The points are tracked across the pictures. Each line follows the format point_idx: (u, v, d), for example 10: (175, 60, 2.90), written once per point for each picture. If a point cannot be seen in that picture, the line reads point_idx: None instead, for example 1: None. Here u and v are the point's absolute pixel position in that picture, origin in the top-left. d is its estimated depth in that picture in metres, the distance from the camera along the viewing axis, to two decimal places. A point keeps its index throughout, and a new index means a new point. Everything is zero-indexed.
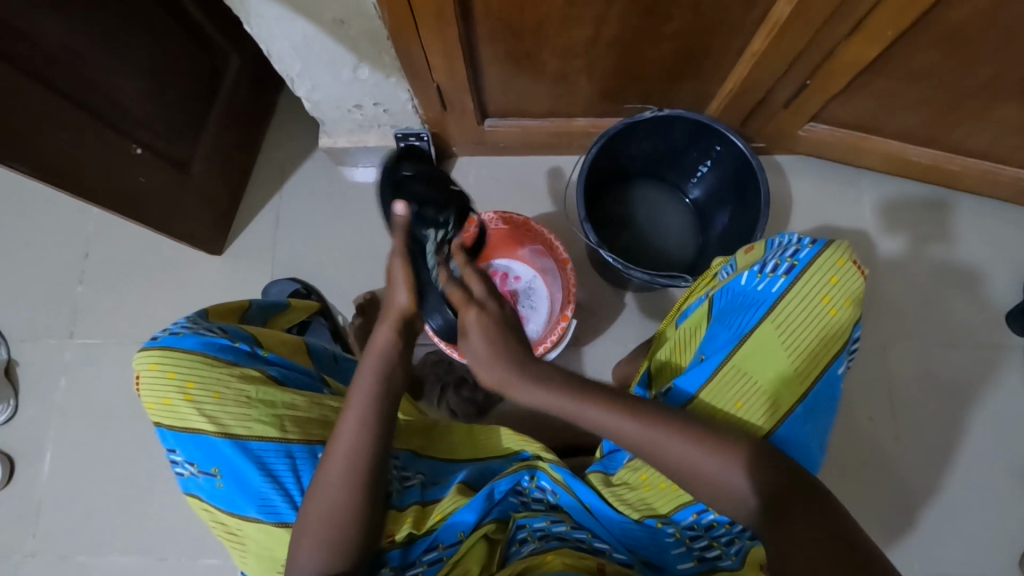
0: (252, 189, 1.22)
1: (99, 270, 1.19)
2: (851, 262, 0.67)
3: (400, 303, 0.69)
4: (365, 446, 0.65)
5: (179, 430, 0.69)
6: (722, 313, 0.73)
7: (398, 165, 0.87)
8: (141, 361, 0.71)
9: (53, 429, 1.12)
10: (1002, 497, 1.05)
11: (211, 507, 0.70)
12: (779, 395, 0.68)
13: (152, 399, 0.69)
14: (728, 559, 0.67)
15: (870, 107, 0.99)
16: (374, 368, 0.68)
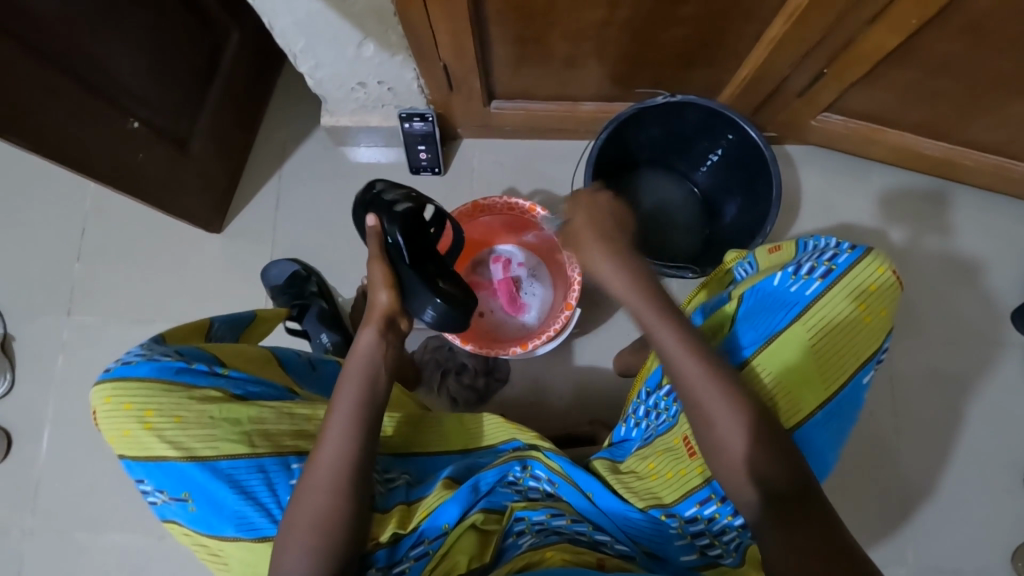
0: (252, 167, 1.20)
1: (97, 247, 1.18)
2: (890, 272, 0.71)
3: (382, 302, 0.78)
4: (352, 451, 0.66)
5: (144, 459, 0.68)
6: (747, 313, 0.72)
7: (372, 186, 0.88)
8: (97, 395, 0.70)
9: (51, 406, 1.11)
10: (1000, 497, 1.05)
11: (191, 531, 0.69)
12: (802, 399, 0.68)
13: (113, 433, 0.69)
14: (729, 557, 0.69)
15: (887, 98, 0.96)
16: (359, 370, 0.72)
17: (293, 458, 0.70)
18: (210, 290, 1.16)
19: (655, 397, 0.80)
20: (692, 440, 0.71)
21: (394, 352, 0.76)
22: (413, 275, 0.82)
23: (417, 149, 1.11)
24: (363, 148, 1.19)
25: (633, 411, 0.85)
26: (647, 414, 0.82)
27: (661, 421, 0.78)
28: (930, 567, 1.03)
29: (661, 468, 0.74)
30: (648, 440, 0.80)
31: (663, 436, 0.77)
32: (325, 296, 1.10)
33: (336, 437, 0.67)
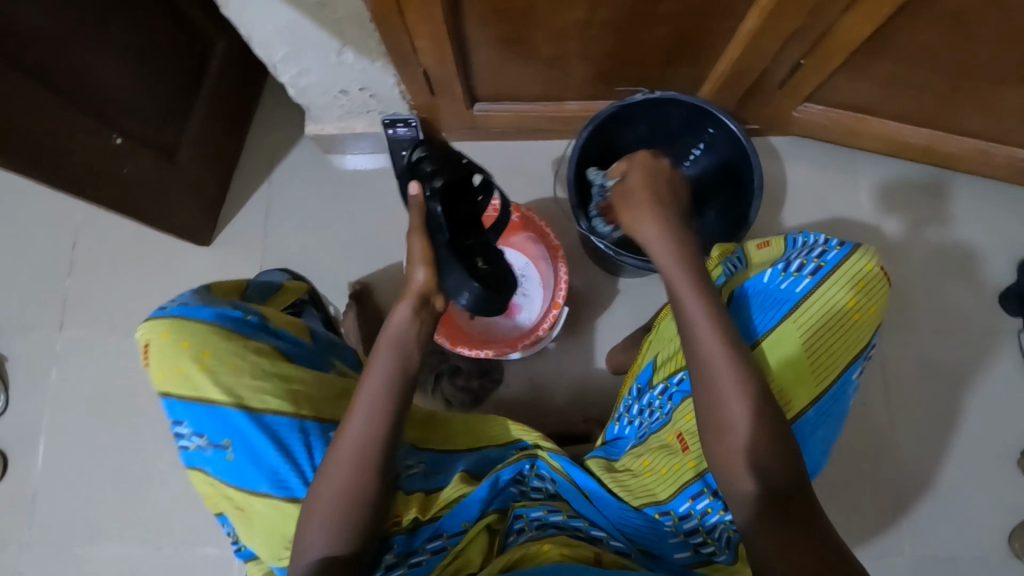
0: (240, 177, 1.20)
1: (87, 262, 1.18)
2: (878, 269, 0.72)
3: (419, 280, 0.73)
4: (377, 427, 0.66)
5: (192, 398, 0.72)
6: (740, 310, 0.74)
7: (415, 154, 0.82)
8: (153, 331, 0.74)
9: (46, 421, 1.11)
10: (995, 480, 1.06)
11: (218, 481, 0.72)
12: (793, 395, 0.70)
13: (164, 369, 0.73)
14: (723, 554, 0.67)
15: (867, 87, 0.97)
16: (390, 343, 0.70)
17: (330, 426, 0.75)
18: None
19: (649, 396, 0.80)
20: (687, 436, 0.71)
21: (427, 331, 0.73)
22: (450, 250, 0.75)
23: (403, 155, 1.12)
24: (350, 155, 1.20)
25: (625, 409, 0.85)
26: (641, 411, 0.81)
27: (653, 418, 0.78)
28: (927, 551, 1.03)
29: (655, 464, 0.74)
30: (642, 438, 0.79)
31: (657, 433, 0.77)
32: (315, 302, 1.06)
33: (359, 413, 0.66)
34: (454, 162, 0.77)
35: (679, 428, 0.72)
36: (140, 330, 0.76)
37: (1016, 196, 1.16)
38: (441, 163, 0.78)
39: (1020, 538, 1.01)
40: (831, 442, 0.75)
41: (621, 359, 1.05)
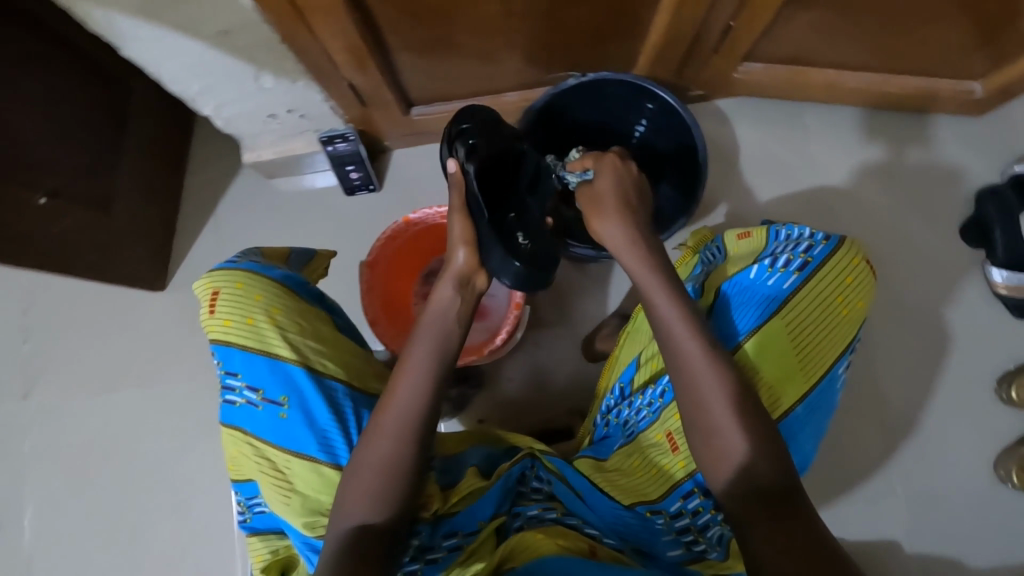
0: (185, 216, 1.17)
1: (43, 324, 1.15)
2: (864, 264, 0.73)
3: (458, 261, 0.74)
4: (422, 399, 0.66)
5: (255, 351, 0.72)
6: (726, 306, 0.73)
7: (455, 121, 0.79)
8: (225, 279, 0.75)
9: (27, 491, 1.09)
10: (976, 410, 1.07)
11: (261, 442, 0.72)
12: (783, 392, 0.70)
13: (233, 316, 0.73)
14: (714, 551, 0.67)
15: (801, 39, 0.95)
16: (433, 323, 0.71)
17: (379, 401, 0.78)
18: (165, 346, 1.13)
19: (635, 397, 0.75)
20: (677, 437, 0.68)
21: (468, 310, 0.73)
22: (491, 233, 0.73)
23: (347, 170, 1.09)
24: (294, 177, 1.16)
25: (609, 408, 0.80)
26: (625, 411, 0.77)
27: (639, 417, 0.74)
28: (919, 488, 1.04)
29: (646, 463, 0.71)
30: (630, 437, 0.75)
31: (644, 432, 0.73)
32: None
33: (405, 385, 0.67)
34: (494, 134, 0.78)
35: (668, 427, 0.69)
36: (206, 278, 0.76)
37: (966, 126, 1.15)
38: (481, 133, 0.77)
39: (1004, 464, 1.03)
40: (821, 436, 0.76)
41: (595, 346, 1.04)
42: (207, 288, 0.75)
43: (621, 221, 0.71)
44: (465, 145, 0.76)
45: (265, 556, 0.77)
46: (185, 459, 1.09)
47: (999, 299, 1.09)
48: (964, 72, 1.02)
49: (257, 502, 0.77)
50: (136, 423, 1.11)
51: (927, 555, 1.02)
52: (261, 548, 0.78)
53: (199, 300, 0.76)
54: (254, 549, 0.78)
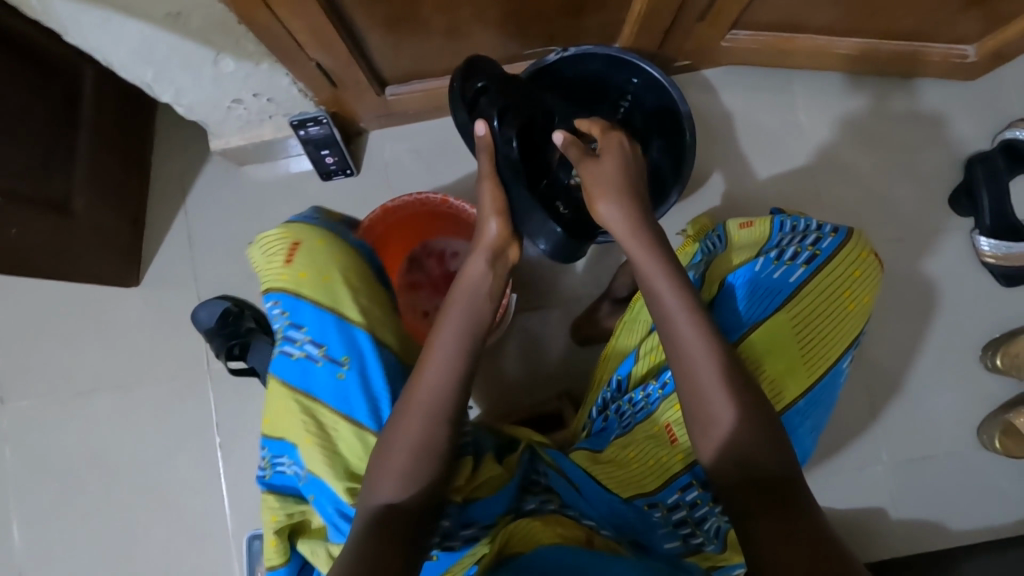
0: (153, 209, 1.12)
1: (12, 329, 1.11)
2: (869, 261, 0.75)
3: (491, 232, 0.72)
4: (453, 377, 0.64)
5: (324, 306, 0.73)
6: (729, 298, 0.72)
7: (469, 78, 0.79)
8: (309, 235, 0.78)
9: (13, 498, 1.07)
10: (961, 377, 1.08)
11: (314, 399, 0.70)
12: (787, 385, 0.70)
13: (310, 270, 0.75)
14: (711, 543, 0.68)
15: (790, 4, 0.91)
16: (466, 298, 0.68)
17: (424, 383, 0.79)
18: (143, 347, 1.10)
19: (631, 393, 0.75)
20: (676, 428, 0.69)
21: (499, 283, 0.71)
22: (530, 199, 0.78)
23: (322, 155, 1.05)
24: (267, 163, 1.11)
25: (604, 402, 0.80)
26: (621, 403, 0.77)
27: (636, 409, 0.74)
28: (906, 457, 1.06)
29: (643, 455, 0.70)
30: (626, 429, 0.74)
31: (641, 424, 0.73)
32: (264, 329, 1.06)
33: (433, 367, 0.64)
34: (514, 94, 0.78)
35: (666, 419, 0.70)
36: (287, 230, 0.79)
37: (955, 90, 1.12)
38: (503, 98, 0.77)
39: (988, 431, 1.04)
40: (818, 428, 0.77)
41: (583, 329, 1.02)
42: (286, 239, 0.77)
43: (629, 197, 0.69)
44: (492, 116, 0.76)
45: (282, 516, 0.70)
46: (173, 460, 1.07)
47: (986, 267, 1.09)
48: (954, 34, 0.98)
49: (283, 461, 0.72)
50: (119, 424, 1.09)
51: (913, 521, 1.05)
52: (277, 507, 0.71)
53: (275, 250, 0.78)
54: (267, 508, 0.71)
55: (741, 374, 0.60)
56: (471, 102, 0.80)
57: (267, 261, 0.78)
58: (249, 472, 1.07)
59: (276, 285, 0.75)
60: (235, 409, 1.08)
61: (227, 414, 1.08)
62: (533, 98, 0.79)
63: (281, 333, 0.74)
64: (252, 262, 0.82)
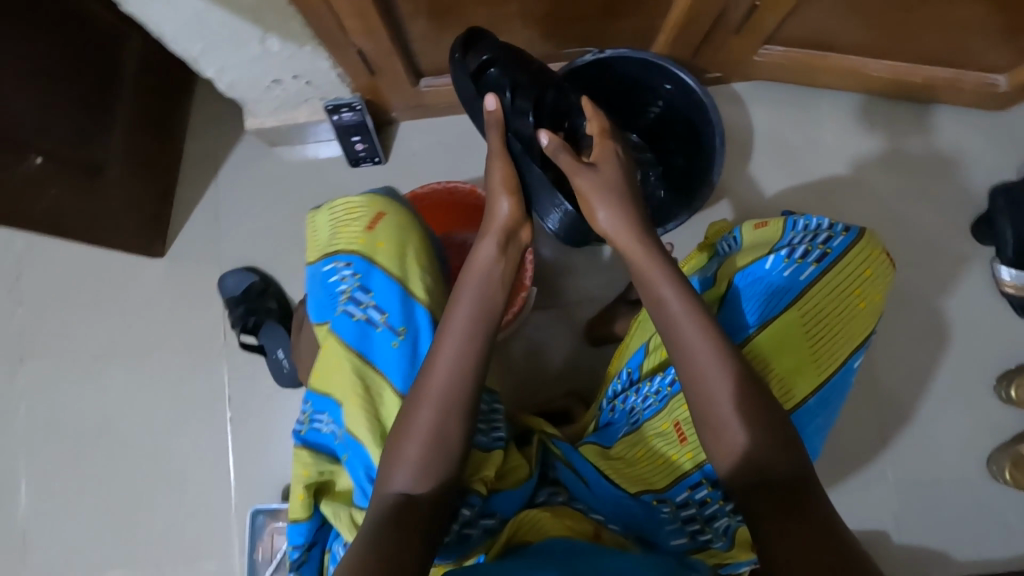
0: (183, 184, 1.14)
1: (36, 289, 1.13)
2: (882, 258, 0.74)
3: (503, 212, 0.71)
4: (463, 365, 0.63)
5: (393, 278, 0.75)
6: (739, 296, 0.73)
7: (471, 51, 0.79)
8: (394, 209, 0.80)
9: (23, 455, 1.09)
10: (973, 406, 1.07)
11: (367, 365, 0.72)
12: (796, 384, 0.70)
13: (389, 240, 0.77)
14: (719, 540, 0.66)
15: (825, 22, 0.92)
16: (477, 281, 0.67)
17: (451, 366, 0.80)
18: (162, 318, 1.11)
19: (643, 385, 0.76)
20: (685, 427, 0.69)
21: (511, 267, 0.70)
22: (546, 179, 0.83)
23: (353, 141, 1.07)
24: (298, 146, 1.13)
25: (614, 395, 0.81)
26: (631, 395, 0.78)
27: (645, 405, 0.75)
28: (912, 482, 1.06)
29: (652, 453, 0.71)
30: (634, 425, 0.75)
31: (650, 421, 0.73)
32: (281, 313, 1.08)
33: (447, 353, 0.63)
34: (526, 73, 0.80)
35: (676, 416, 0.70)
36: (374, 200, 0.80)
37: (984, 119, 1.13)
38: (515, 74, 0.79)
39: (998, 462, 1.03)
40: (829, 427, 0.76)
41: (597, 330, 1.03)
42: (372, 209, 0.79)
43: (625, 207, 0.68)
44: (504, 90, 0.79)
45: (314, 471, 0.71)
46: (182, 431, 1.09)
47: (1004, 297, 1.09)
48: (987, 63, 0.99)
49: (322, 420, 0.73)
50: (132, 392, 1.10)
51: (915, 548, 1.04)
52: (310, 462, 0.72)
53: (356, 217, 0.79)
54: (298, 462, 0.72)
55: (758, 378, 0.60)
56: (477, 75, 0.79)
57: (347, 223, 0.79)
58: (256, 448, 1.08)
59: (349, 247, 0.77)
60: (247, 385, 1.09)
61: (238, 390, 1.09)
62: (541, 77, 0.82)
63: (347, 293, 0.75)
64: (322, 223, 0.83)
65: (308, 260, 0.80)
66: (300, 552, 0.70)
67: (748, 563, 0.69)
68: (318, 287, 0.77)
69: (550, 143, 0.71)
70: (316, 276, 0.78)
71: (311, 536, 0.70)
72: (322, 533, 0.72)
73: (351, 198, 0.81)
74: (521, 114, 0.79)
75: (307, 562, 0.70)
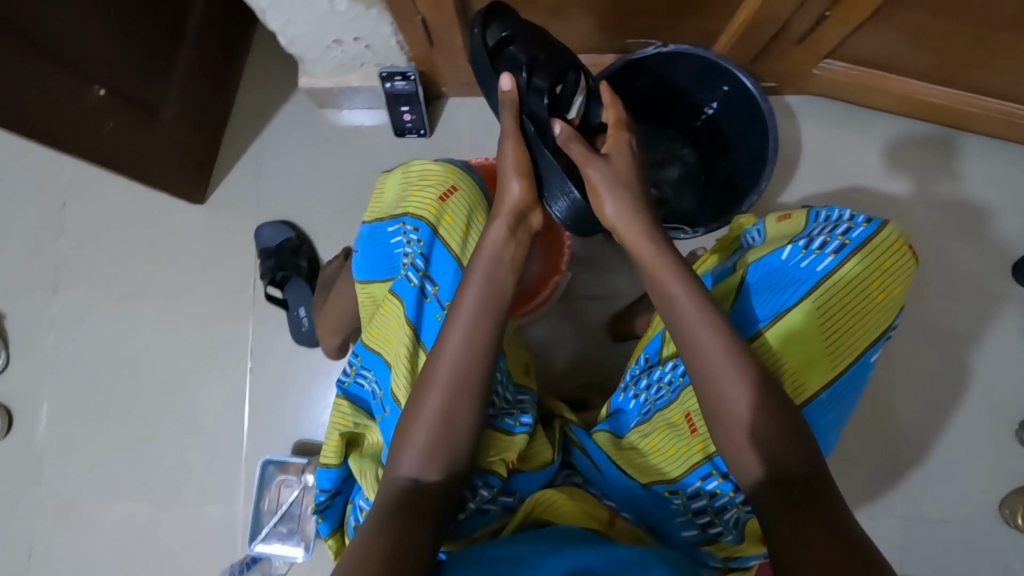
0: (230, 135, 1.16)
1: (78, 222, 1.15)
2: (905, 248, 0.66)
3: (513, 194, 0.71)
4: (472, 353, 0.62)
5: (451, 253, 0.76)
6: (752, 291, 0.67)
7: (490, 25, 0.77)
8: (467, 184, 0.80)
9: (49, 380, 1.12)
10: (991, 448, 1.06)
11: (416, 336, 0.73)
12: (807, 378, 0.64)
13: (455, 216, 0.78)
14: (729, 534, 0.63)
15: (890, 43, 0.91)
16: (486, 264, 0.66)
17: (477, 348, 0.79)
18: (195, 263, 1.13)
19: (658, 371, 0.72)
20: (696, 418, 0.64)
21: (522, 252, 0.69)
22: (556, 164, 0.73)
23: (401, 111, 1.08)
24: (345, 111, 1.15)
25: (630, 380, 0.76)
26: (648, 385, 0.72)
27: (658, 395, 0.70)
28: (919, 515, 1.05)
29: (664, 443, 0.67)
30: (646, 415, 0.71)
31: (662, 411, 0.69)
32: (310, 271, 1.09)
33: (456, 335, 0.63)
34: (548, 49, 0.78)
35: (688, 407, 0.65)
36: (452, 170, 0.80)
37: None
38: (535, 51, 0.77)
39: (1011, 505, 1.02)
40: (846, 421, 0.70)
41: (619, 324, 1.02)
42: (448, 179, 0.79)
43: (637, 207, 0.67)
44: (521, 69, 0.77)
45: (350, 422, 0.77)
46: (202, 375, 1.11)
47: None
48: None
49: (366, 375, 0.78)
50: (158, 332, 1.12)
51: None
52: (348, 413, 0.77)
53: (432, 182, 0.79)
54: (338, 411, 0.77)
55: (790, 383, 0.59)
56: (495, 51, 0.78)
57: (421, 187, 0.79)
58: (271, 401, 1.09)
59: (416, 210, 0.77)
60: (269, 338, 1.11)
61: (260, 342, 1.11)
62: (565, 55, 0.79)
63: (408, 259, 0.75)
64: (395, 179, 0.84)
65: (379, 217, 0.82)
66: (326, 496, 0.73)
67: (759, 557, 0.63)
68: (384, 245, 0.80)
69: (562, 131, 0.71)
70: (382, 234, 0.80)
71: (338, 484, 0.73)
72: (349, 484, 0.75)
73: (430, 163, 0.81)
74: (536, 93, 0.77)
75: (331, 507, 0.74)
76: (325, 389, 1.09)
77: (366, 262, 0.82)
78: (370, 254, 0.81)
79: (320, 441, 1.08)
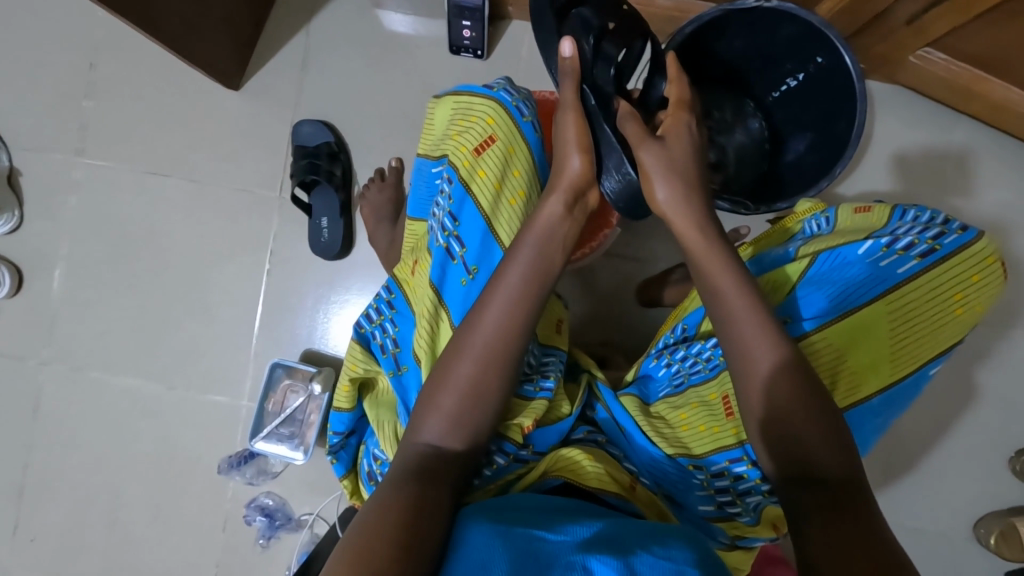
0: (277, 19, 1.08)
1: (107, 85, 1.09)
2: (995, 267, 0.66)
3: (572, 169, 0.64)
4: (508, 331, 0.60)
5: (482, 214, 0.70)
6: (821, 279, 0.65)
7: None
8: (508, 134, 0.71)
9: (63, 245, 1.10)
10: (984, 472, 1.07)
11: (439, 302, 0.70)
12: (863, 381, 0.63)
13: (489, 171, 0.70)
14: (746, 515, 0.64)
15: (1004, 42, 0.84)
16: (537, 238, 0.63)
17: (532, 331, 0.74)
18: (223, 151, 1.09)
19: (697, 345, 0.70)
20: (734, 402, 0.64)
21: (577, 230, 0.65)
22: (614, 140, 0.65)
23: (462, 25, 1.00)
24: (400, 15, 1.07)
25: (663, 347, 0.75)
26: (684, 357, 0.71)
27: (692, 371, 0.70)
28: (896, 520, 1.07)
29: (694, 419, 0.67)
30: (677, 388, 0.71)
31: (696, 388, 0.69)
32: (340, 181, 1.06)
33: (495, 307, 0.60)
34: (618, 13, 0.67)
35: (728, 390, 0.65)
36: (495, 114, 0.71)
37: None
38: (605, 17, 0.67)
39: (987, 527, 1.04)
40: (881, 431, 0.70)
41: (647, 290, 1.00)
42: (488, 126, 0.71)
43: (694, 202, 0.61)
44: (588, 34, 0.67)
45: (361, 368, 0.74)
46: (220, 267, 1.09)
47: None
48: None
49: (388, 328, 0.74)
50: (179, 216, 1.09)
51: None
52: (359, 359, 0.74)
53: (472, 128, 0.72)
54: (351, 356, 0.74)
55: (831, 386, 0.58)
56: (562, 13, 0.69)
57: (461, 129, 0.73)
58: (286, 305, 1.08)
59: (450, 161, 0.71)
60: (292, 241, 1.08)
61: (282, 243, 1.08)
62: (638, 20, 0.68)
63: (438, 214, 0.71)
64: (445, 108, 0.77)
65: (426, 150, 0.78)
66: (340, 438, 0.74)
67: (767, 539, 0.65)
68: (428, 184, 0.77)
69: (621, 108, 0.65)
70: (427, 172, 0.77)
71: (352, 425, 0.75)
72: (363, 425, 0.76)
73: (479, 102, 0.73)
74: (604, 65, 0.66)
75: (345, 448, 0.76)
76: (340, 302, 1.08)
77: (418, 198, 0.78)
78: (416, 190, 0.78)
79: (330, 352, 1.08)
